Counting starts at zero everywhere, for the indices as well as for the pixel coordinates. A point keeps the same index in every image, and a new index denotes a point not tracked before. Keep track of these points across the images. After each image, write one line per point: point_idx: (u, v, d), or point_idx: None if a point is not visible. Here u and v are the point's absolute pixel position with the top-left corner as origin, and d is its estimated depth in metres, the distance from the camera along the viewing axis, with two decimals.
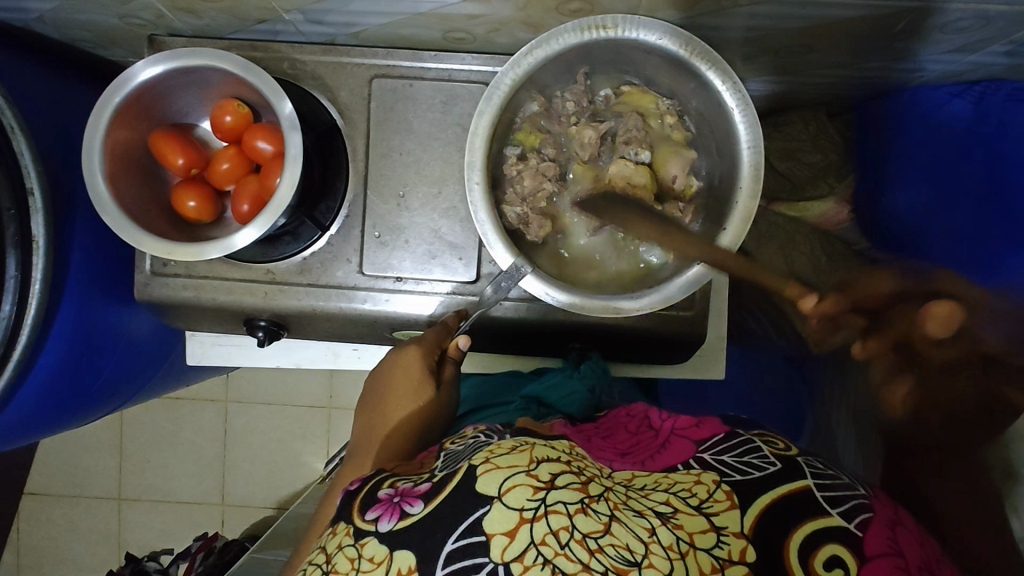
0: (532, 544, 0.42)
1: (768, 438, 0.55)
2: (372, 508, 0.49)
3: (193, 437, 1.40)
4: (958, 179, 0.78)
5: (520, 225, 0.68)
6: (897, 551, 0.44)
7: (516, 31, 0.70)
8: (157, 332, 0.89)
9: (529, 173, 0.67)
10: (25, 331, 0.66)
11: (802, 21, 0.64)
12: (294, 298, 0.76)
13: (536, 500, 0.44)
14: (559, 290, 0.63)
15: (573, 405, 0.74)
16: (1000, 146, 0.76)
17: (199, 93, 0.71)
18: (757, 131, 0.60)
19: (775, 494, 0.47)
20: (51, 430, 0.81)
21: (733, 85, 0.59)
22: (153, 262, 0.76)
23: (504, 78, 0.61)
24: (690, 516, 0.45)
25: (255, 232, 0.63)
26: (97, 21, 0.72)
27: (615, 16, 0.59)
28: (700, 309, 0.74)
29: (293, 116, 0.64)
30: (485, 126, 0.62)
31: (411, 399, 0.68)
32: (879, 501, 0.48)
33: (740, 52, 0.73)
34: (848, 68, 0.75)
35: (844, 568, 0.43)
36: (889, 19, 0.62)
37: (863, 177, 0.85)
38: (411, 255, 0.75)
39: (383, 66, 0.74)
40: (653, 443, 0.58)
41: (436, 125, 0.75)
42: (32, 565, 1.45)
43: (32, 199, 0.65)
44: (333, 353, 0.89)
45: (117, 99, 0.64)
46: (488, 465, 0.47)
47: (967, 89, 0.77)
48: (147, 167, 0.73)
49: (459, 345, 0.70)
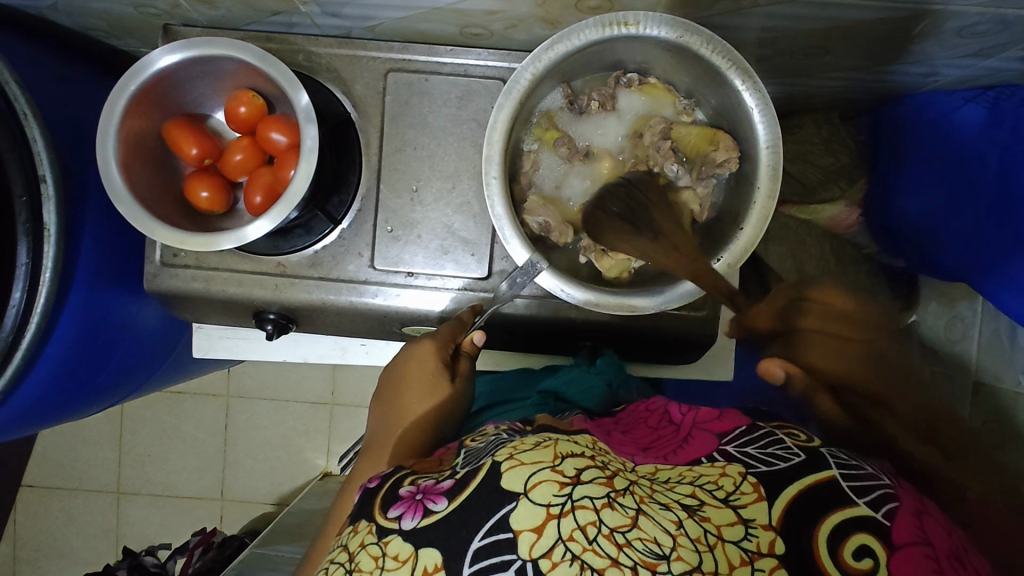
0: (560, 541, 0.42)
1: (790, 431, 0.55)
2: (394, 505, 0.49)
3: (194, 431, 1.39)
4: (973, 180, 0.78)
5: (544, 234, 0.67)
6: (926, 539, 0.44)
7: (532, 27, 0.70)
8: (164, 322, 0.88)
9: (562, 158, 0.68)
10: (35, 317, 0.65)
11: (823, 22, 0.64)
12: (304, 291, 0.75)
13: (562, 496, 0.44)
14: (575, 286, 0.62)
15: (590, 399, 0.73)
16: (1015, 152, 0.75)
17: (213, 84, 0.71)
18: (776, 132, 0.60)
19: (802, 486, 0.47)
20: (54, 420, 0.81)
21: (753, 85, 0.59)
22: (163, 253, 0.76)
23: (524, 73, 0.61)
24: (718, 509, 0.45)
25: (268, 224, 0.63)
26: (110, 9, 0.72)
27: (636, 12, 0.58)
28: (712, 309, 0.74)
29: (310, 109, 0.64)
30: (504, 119, 0.62)
31: (428, 393, 0.67)
32: (905, 491, 0.48)
33: (755, 53, 0.73)
34: (865, 72, 0.75)
35: (874, 557, 0.43)
36: (908, 22, 0.63)
37: (875, 177, 0.84)
38: (423, 251, 0.75)
39: (399, 60, 0.74)
40: (675, 438, 0.57)
41: (451, 120, 0.75)
42: (28, 558, 1.44)
43: (44, 185, 0.65)
44: (341, 348, 0.88)
45: (133, 87, 0.64)
46: (513, 461, 0.47)
47: (980, 94, 0.77)
48: (159, 157, 0.72)
49: (474, 341, 0.70)
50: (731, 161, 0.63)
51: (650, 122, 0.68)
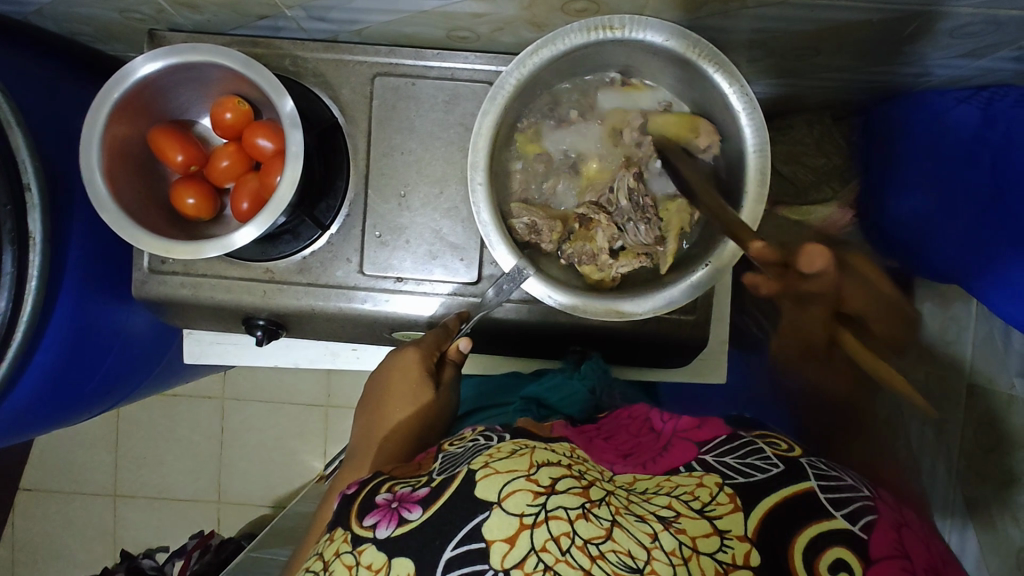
0: (533, 551, 0.42)
1: (769, 439, 0.55)
2: (370, 513, 0.48)
3: (190, 434, 1.39)
4: (965, 183, 0.76)
5: (532, 235, 0.67)
6: (904, 553, 0.44)
7: (520, 30, 0.69)
8: (155, 328, 0.88)
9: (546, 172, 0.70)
10: (20, 326, 0.65)
11: (811, 23, 0.63)
12: (292, 297, 0.75)
13: (536, 506, 0.44)
14: (561, 291, 0.62)
15: (574, 407, 0.75)
16: (1011, 152, 0.73)
17: (199, 90, 0.71)
18: (763, 134, 0.59)
19: (777, 500, 0.46)
20: (45, 428, 0.81)
21: (740, 88, 0.58)
22: (151, 259, 0.75)
23: (509, 78, 0.60)
24: (693, 520, 0.45)
25: (256, 231, 0.63)
26: (96, 14, 0.71)
27: (622, 16, 0.58)
28: (703, 312, 0.74)
29: (294, 115, 0.63)
30: (489, 125, 0.61)
31: (409, 400, 0.67)
32: (883, 503, 0.48)
33: (746, 55, 0.72)
34: (855, 72, 0.75)
35: (850, 571, 0.43)
36: (897, 24, 0.62)
37: (867, 181, 0.85)
38: (412, 256, 0.75)
39: (386, 64, 0.74)
40: (655, 446, 0.57)
41: (438, 124, 0.74)
42: (26, 561, 1.44)
43: (29, 194, 0.64)
44: (332, 353, 0.88)
45: (117, 94, 0.64)
46: (488, 470, 0.47)
47: (974, 94, 0.76)
48: (146, 163, 0.72)
49: (460, 348, 0.70)
50: (714, 146, 0.64)
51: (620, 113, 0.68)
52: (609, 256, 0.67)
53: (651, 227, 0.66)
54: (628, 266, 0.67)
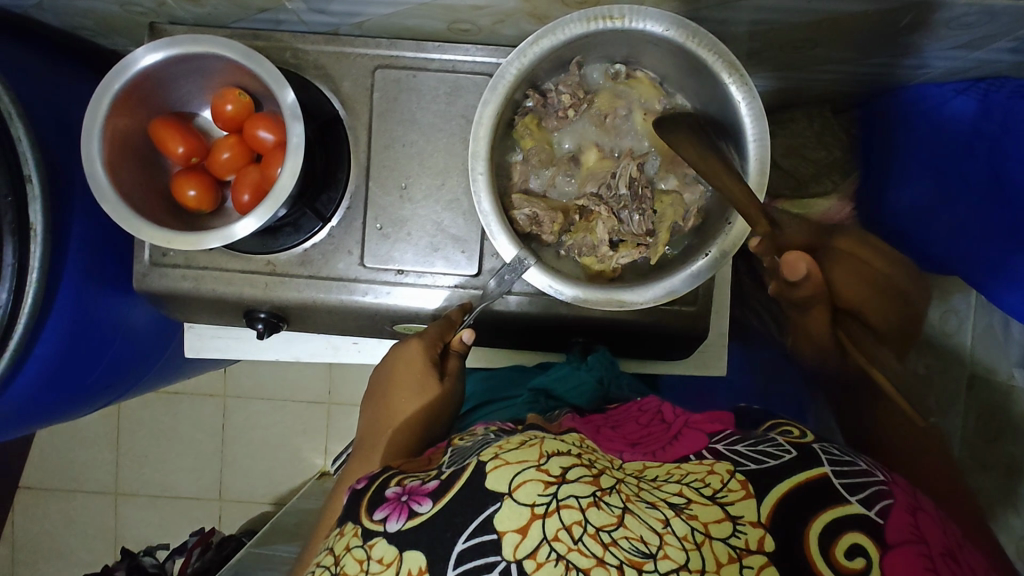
0: (545, 540, 0.42)
1: (783, 428, 0.55)
2: (380, 507, 0.48)
3: (191, 432, 1.39)
4: (962, 175, 0.80)
5: (532, 226, 0.67)
6: (920, 537, 0.44)
7: (520, 22, 0.69)
8: (155, 322, 0.88)
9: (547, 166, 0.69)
10: (21, 318, 0.65)
11: (811, 14, 0.63)
12: (294, 289, 0.75)
13: (547, 495, 0.43)
14: (564, 283, 0.62)
15: (580, 396, 0.74)
16: (1004, 144, 0.77)
17: (200, 81, 0.71)
18: (763, 124, 0.59)
19: (791, 483, 0.47)
20: (46, 422, 0.81)
21: (740, 78, 0.58)
22: (153, 253, 0.75)
23: (509, 68, 0.60)
24: (705, 506, 0.45)
25: (256, 222, 0.63)
26: (95, 7, 0.71)
27: (622, 6, 0.58)
28: (704, 304, 0.74)
29: (295, 106, 0.63)
30: (490, 115, 0.61)
31: (414, 391, 0.67)
32: (897, 488, 0.48)
33: (746, 47, 0.73)
34: (854, 64, 0.75)
35: (866, 556, 0.43)
36: (896, 14, 0.62)
37: (865, 172, 0.85)
38: (413, 248, 0.75)
39: (386, 57, 0.74)
40: (665, 435, 0.57)
41: (440, 116, 0.74)
42: (26, 560, 1.44)
43: (30, 186, 0.65)
44: (333, 346, 0.88)
45: (117, 85, 0.64)
46: (498, 461, 0.47)
47: (971, 86, 0.76)
48: (147, 155, 0.72)
49: (463, 339, 0.71)
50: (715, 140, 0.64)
51: (615, 105, 0.68)
52: (609, 248, 0.68)
53: (645, 218, 0.67)
54: (629, 257, 0.68)
